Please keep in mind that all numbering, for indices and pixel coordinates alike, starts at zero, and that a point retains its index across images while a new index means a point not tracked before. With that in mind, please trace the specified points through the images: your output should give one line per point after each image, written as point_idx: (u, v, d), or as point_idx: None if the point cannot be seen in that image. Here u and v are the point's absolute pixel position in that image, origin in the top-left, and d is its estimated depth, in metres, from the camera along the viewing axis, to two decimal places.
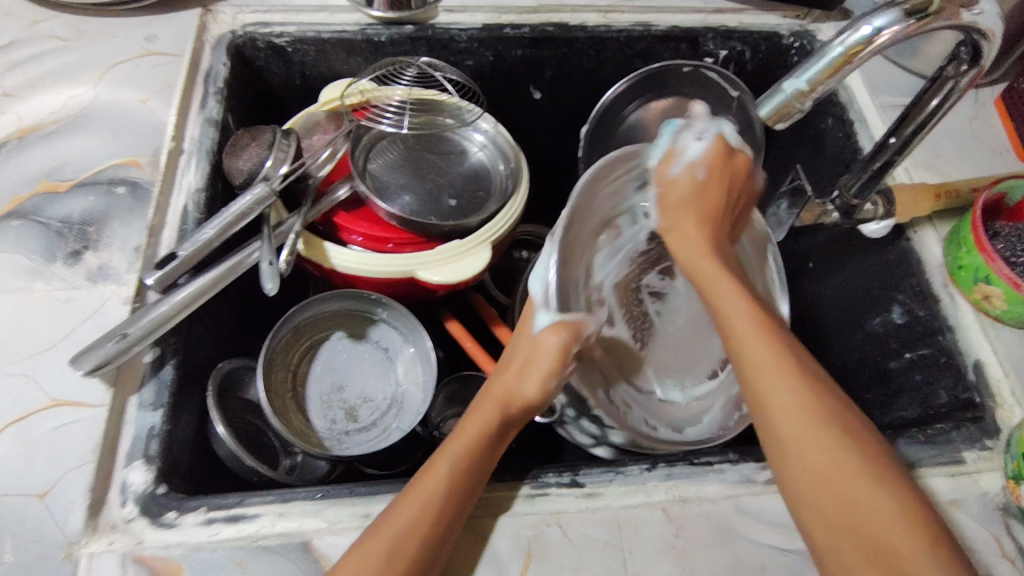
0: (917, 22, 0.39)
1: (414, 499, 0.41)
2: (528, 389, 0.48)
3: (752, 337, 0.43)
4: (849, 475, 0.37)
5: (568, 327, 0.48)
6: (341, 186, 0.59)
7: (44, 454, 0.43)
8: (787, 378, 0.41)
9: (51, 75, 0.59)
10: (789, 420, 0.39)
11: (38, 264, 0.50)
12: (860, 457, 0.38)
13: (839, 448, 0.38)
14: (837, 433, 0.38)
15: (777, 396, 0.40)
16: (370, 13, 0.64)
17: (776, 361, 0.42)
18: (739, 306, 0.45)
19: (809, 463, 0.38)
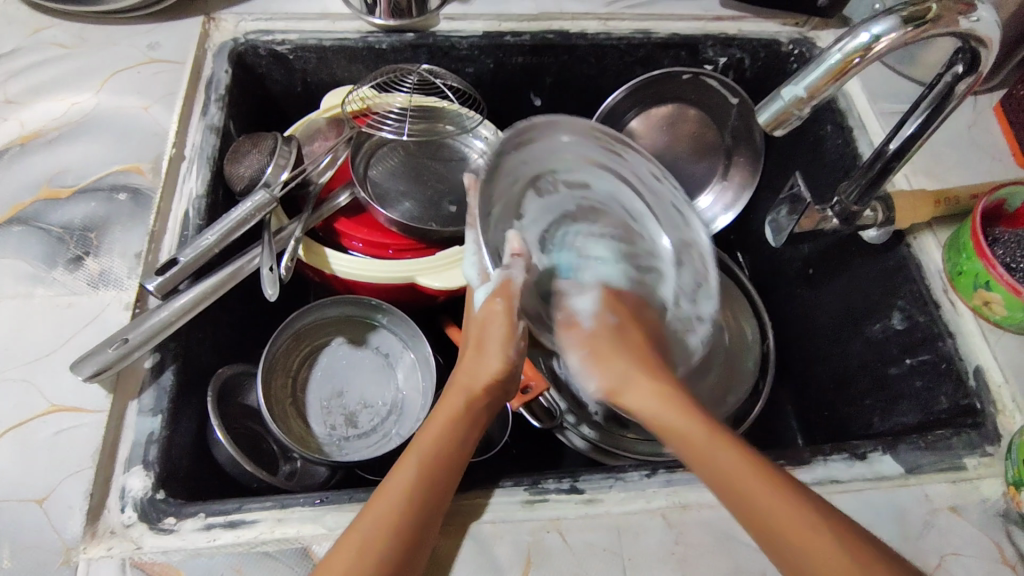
0: (914, 30, 0.40)
1: (384, 492, 0.41)
2: (488, 364, 0.45)
3: (704, 436, 0.38)
4: (823, 552, 0.34)
5: (501, 290, 0.43)
6: (341, 193, 0.60)
7: (44, 459, 0.43)
8: (762, 476, 0.36)
9: (54, 82, 0.59)
10: (754, 500, 0.36)
11: (39, 270, 0.50)
12: (829, 541, 0.34)
13: (817, 534, 0.34)
14: (811, 515, 0.35)
15: (737, 481, 0.36)
16: (371, 21, 0.65)
17: (738, 460, 0.37)
18: (645, 383, 0.41)
19: (801, 548, 0.34)
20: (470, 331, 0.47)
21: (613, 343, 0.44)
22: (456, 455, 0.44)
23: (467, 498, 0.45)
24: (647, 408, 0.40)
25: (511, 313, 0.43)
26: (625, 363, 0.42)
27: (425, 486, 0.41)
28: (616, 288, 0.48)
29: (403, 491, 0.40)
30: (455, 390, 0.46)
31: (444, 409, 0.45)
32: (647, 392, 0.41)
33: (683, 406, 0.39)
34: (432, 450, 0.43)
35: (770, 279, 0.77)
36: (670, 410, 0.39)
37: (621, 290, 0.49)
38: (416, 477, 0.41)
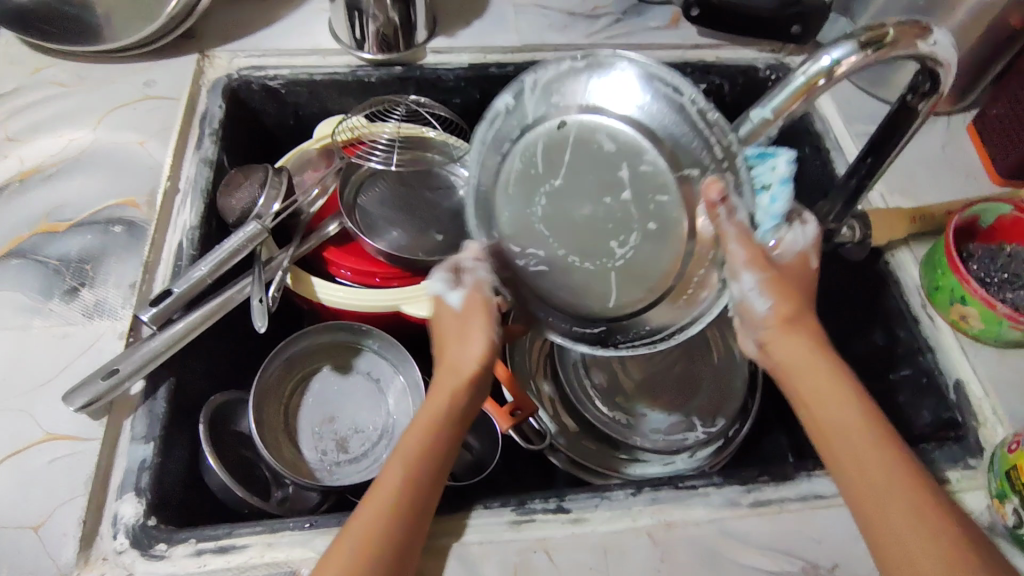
0: (872, 53, 0.42)
1: (371, 502, 0.41)
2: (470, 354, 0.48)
3: (878, 443, 0.39)
4: (927, 545, 0.36)
5: (474, 290, 0.49)
6: (331, 222, 0.61)
7: (38, 486, 0.44)
8: (898, 472, 0.38)
9: (54, 119, 0.61)
10: (871, 482, 0.38)
11: (36, 302, 0.51)
12: (945, 532, 0.36)
13: (929, 521, 0.36)
14: (914, 499, 0.37)
15: (853, 470, 0.39)
16: (360, 55, 0.67)
17: (882, 452, 0.39)
18: (821, 377, 0.42)
19: (897, 535, 0.37)
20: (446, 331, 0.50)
21: (814, 359, 0.43)
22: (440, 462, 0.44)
23: (455, 519, 0.45)
24: (812, 415, 0.42)
25: (489, 307, 0.49)
26: (801, 338, 0.44)
27: (407, 498, 0.41)
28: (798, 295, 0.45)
29: (390, 503, 0.41)
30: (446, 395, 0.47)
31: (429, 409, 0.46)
32: (828, 397, 0.42)
33: (841, 405, 0.41)
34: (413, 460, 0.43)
35: None
36: (856, 413, 0.41)
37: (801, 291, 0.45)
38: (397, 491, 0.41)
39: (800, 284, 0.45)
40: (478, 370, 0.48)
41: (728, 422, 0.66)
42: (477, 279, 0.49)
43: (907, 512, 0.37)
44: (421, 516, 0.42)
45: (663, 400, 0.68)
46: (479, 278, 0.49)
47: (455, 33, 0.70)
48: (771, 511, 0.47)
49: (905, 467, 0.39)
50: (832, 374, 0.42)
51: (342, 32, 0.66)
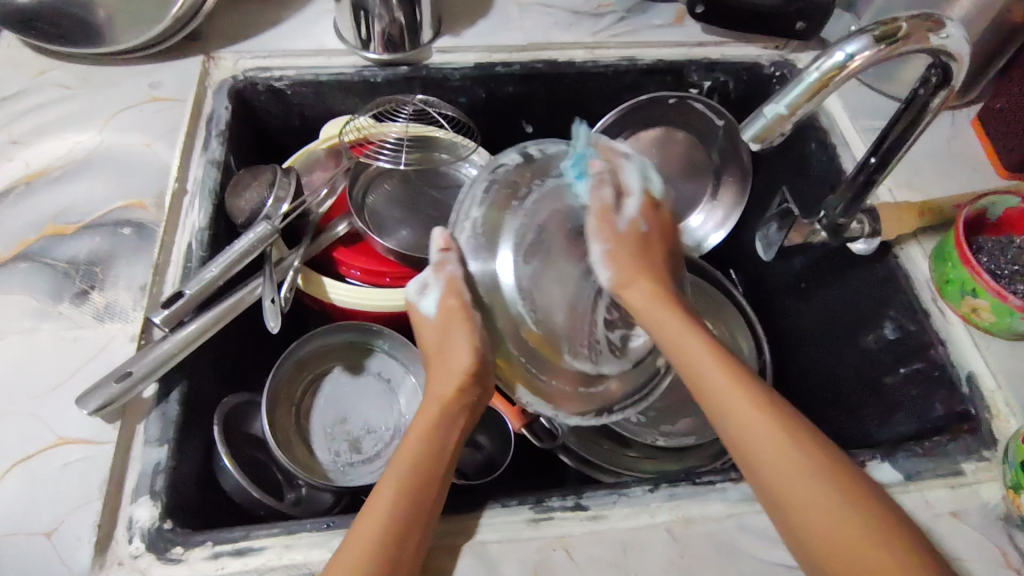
0: (887, 47, 0.42)
1: (367, 513, 0.41)
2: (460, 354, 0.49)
3: (755, 419, 0.43)
4: (838, 515, 0.39)
5: (449, 289, 0.49)
6: (340, 222, 0.61)
7: (51, 491, 0.43)
8: (803, 445, 0.41)
9: (58, 122, 0.61)
10: (786, 474, 0.41)
11: (45, 305, 0.51)
12: (858, 489, 0.40)
13: (840, 498, 0.39)
14: (845, 478, 0.40)
15: (773, 463, 0.41)
16: (366, 55, 0.66)
17: (782, 452, 0.41)
18: (693, 343, 0.47)
19: (801, 504, 0.40)
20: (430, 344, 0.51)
21: (704, 347, 0.47)
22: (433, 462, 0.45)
23: (474, 518, 0.45)
24: (733, 420, 0.43)
25: (466, 307, 0.49)
26: (640, 289, 0.49)
27: (404, 495, 0.42)
28: (641, 260, 0.51)
29: (389, 507, 0.41)
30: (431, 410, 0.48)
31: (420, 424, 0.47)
32: (738, 404, 0.44)
33: (746, 412, 0.43)
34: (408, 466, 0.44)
35: (764, 294, 0.78)
36: (733, 399, 0.44)
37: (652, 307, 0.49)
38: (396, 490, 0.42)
39: (648, 308, 0.49)
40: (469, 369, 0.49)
41: None
42: (450, 274, 0.49)
43: (835, 506, 0.39)
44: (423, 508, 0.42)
45: (673, 396, 0.69)
46: (449, 272, 0.49)
47: (460, 33, 0.70)
48: None
49: (838, 466, 0.41)
50: (732, 375, 0.45)
51: (348, 32, 0.66)
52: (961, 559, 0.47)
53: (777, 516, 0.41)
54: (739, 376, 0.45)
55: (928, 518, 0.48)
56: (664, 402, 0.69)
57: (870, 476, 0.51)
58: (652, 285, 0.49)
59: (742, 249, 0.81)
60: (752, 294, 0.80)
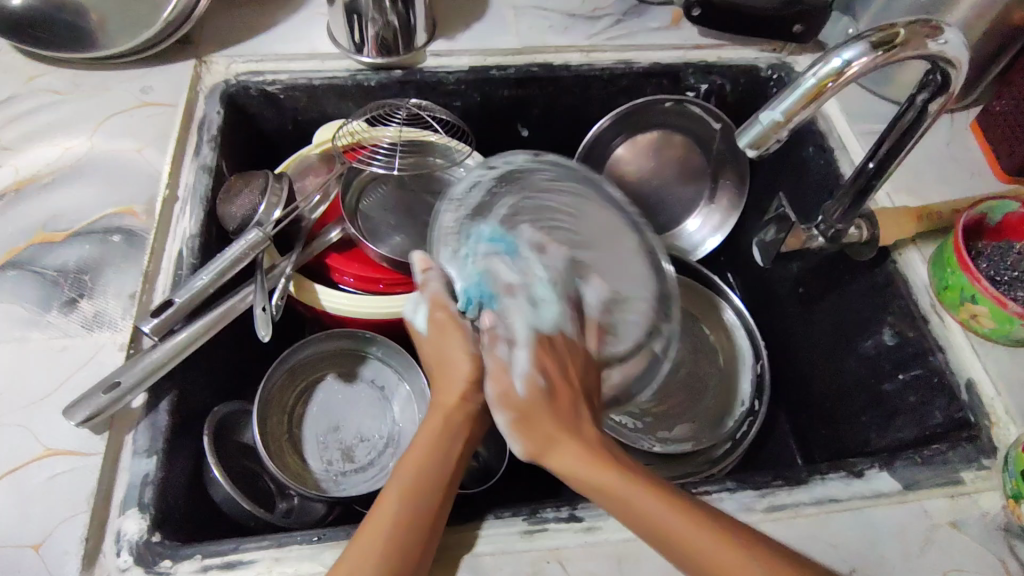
0: (884, 53, 0.41)
1: (375, 516, 0.41)
2: (459, 363, 0.49)
3: (593, 473, 0.41)
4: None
5: (436, 301, 0.51)
6: (333, 228, 0.60)
7: (38, 503, 0.43)
8: (694, 529, 0.39)
9: (48, 127, 0.60)
10: (692, 541, 0.38)
11: (34, 313, 0.50)
12: (764, 552, 0.37)
13: (740, 557, 0.37)
14: (750, 559, 0.37)
15: (636, 509, 0.40)
16: (360, 59, 0.66)
17: (653, 494, 0.40)
18: (575, 463, 0.42)
19: (729, 571, 0.37)
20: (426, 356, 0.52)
21: (561, 428, 0.43)
22: (441, 474, 0.44)
23: (468, 529, 0.44)
24: (613, 503, 0.41)
25: (454, 318, 0.50)
26: (569, 449, 0.42)
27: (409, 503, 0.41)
28: (558, 404, 0.43)
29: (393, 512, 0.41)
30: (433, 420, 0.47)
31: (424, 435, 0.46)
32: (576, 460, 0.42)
33: (617, 482, 0.41)
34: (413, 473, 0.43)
35: (762, 299, 0.78)
36: (619, 484, 0.41)
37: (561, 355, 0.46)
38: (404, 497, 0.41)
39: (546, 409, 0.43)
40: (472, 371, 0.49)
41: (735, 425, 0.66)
42: (433, 290, 0.51)
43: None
44: (427, 516, 0.41)
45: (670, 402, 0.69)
46: (433, 289, 0.51)
47: (455, 36, 0.70)
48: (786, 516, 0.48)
49: (723, 527, 0.39)
50: (626, 477, 0.41)
51: (341, 36, 0.66)
52: (960, 570, 0.46)
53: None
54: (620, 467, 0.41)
55: (927, 528, 0.48)
56: (660, 406, 0.69)
57: (869, 486, 0.50)
58: (566, 430, 0.43)
59: (740, 254, 0.81)
60: (750, 298, 0.80)
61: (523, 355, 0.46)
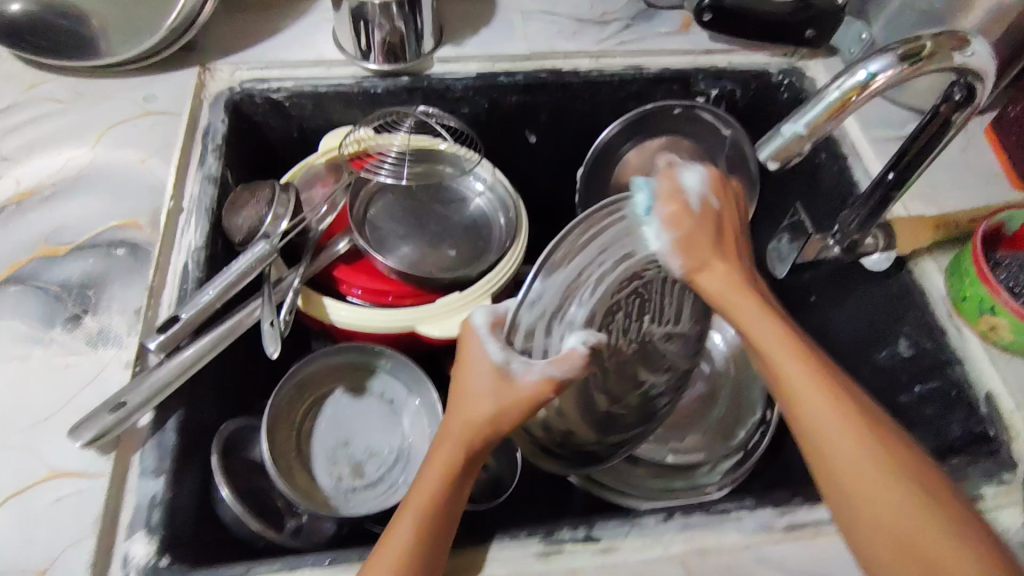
0: (910, 66, 0.41)
1: (387, 545, 0.40)
2: (483, 403, 0.43)
3: (798, 371, 0.42)
4: (891, 504, 0.36)
5: (558, 362, 0.43)
6: (341, 240, 0.60)
7: (44, 527, 0.42)
8: (853, 432, 0.39)
9: (50, 137, 0.59)
10: (829, 434, 0.39)
11: (37, 330, 0.49)
12: (931, 483, 0.37)
13: (926, 510, 0.35)
14: (902, 471, 0.37)
15: (803, 400, 0.41)
16: (367, 66, 0.65)
17: (813, 394, 0.40)
18: (750, 308, 0.45)
19: (872, 494, 0.37)
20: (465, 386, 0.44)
21: (737, 287, 0.46)
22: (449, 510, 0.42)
23: (483, 551, 0.44)
24: (748, 331, 0.45)
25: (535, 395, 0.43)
26: (714, 273, 0.46)
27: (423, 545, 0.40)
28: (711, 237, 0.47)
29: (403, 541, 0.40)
30: (445, 451, 0.44)
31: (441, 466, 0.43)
32: (766, 326, 0.44)
33: (788, 351, 0.43)
34: (429, 514, 0.41)
35: None
36: (794, 365, 0.42)
37: (704, 230, 0.47)
38: (411, 544, 0.40)
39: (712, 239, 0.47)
40: (493, 416, 0.43)
41: (748, 435, 0.66)
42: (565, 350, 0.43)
43: (907, 500, 0.36)
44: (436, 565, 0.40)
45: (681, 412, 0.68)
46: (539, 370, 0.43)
47: (463, 42, 0.69)
48: (805, 536, 0.45)
49: (845, 403, 0.40)
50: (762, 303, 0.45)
51: (347, 42, 0.65)
52: None
53: (852, 530, 0.38)
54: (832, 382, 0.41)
55: None
56: (672, 417, 0.69)
57: None
58: (727, 261, 0.47)
59: (749, 259, 0.80)
60: None
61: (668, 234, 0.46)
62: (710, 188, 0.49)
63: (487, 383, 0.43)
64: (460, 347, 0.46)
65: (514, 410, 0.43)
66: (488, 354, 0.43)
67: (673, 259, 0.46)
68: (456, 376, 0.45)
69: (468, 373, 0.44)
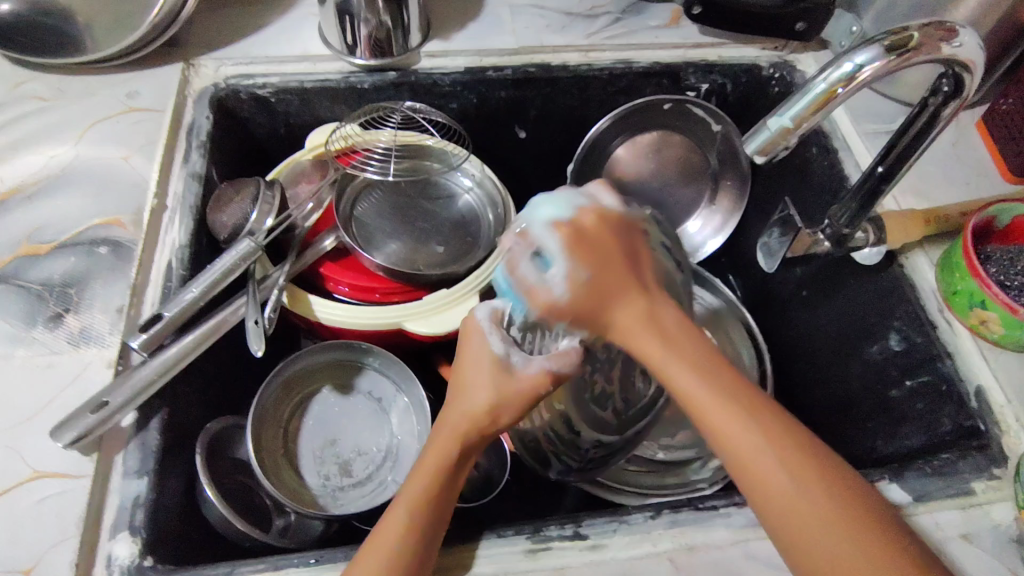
0: (898, 58, 0.40)
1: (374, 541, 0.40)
2: (478, 396, 0.43)
3: (748, 447, 0.32)
4: (823, 529, 0.31)
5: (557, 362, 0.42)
6: (327, 236, 0.59)
7: (26, 529, 0.41)
8: (761, 448, 0.32)
9: (32, 135, 0.58)
10: (745, 459, 0.32)
11: (18, 330, 0.49)
12: (857, 515, 0.31)
13: (838, 534, 0.31)
14: (815, 479, 0.32)
15: (709, 413, 0.33)
16: (353, 61, 0.64)
17: (748, 414, 0.33)
18: (688, 344, 0.35)
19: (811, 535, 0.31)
20: (464, 379, 0.44)
21: (643, 317, 0.36)
22: (441, 503, 0.42)
23: (469, 550, 0.43)
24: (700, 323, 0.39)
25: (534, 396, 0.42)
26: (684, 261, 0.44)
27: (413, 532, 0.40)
28: (619, 259, 0.37)
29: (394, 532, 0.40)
30: (445, 440, 0.43)
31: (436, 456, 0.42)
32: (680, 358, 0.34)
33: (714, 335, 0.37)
34: (422, 500, 0.41)
35: (763, 302, 0.77)
36: (702, 388, 0.33)
37: (605, 247, 0.38)
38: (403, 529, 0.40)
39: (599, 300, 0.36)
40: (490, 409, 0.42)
41: None
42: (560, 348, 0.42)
43: (832, 518, 0.31)
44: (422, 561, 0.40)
45: None
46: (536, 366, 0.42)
47: (450, 36, 0.68)
48: None
49: (750, 405, 0.33)
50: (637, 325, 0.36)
51: (333, 37, 0.64)
52: None
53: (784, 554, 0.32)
54: (718, 374, 0.34)
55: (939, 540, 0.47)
56: None
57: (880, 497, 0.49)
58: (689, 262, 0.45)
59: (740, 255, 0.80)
60: (750, 300, 0.79)
61: (553, 237, 0.39)
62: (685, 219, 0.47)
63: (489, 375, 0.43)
64: (464, 342, 0.46)
65: (512, 404, 0.42)
66: (490, 347, 0.44)
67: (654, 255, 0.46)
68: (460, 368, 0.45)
69: (471, 368, 0.44)
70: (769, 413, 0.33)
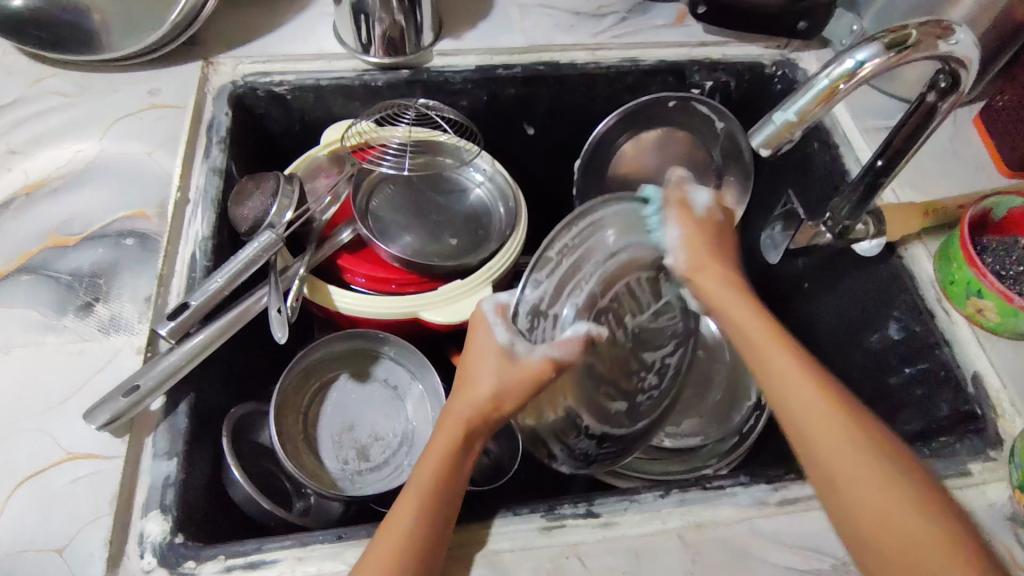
0: (896, 55, 0.42)
1: (389, 528, 0.41)
2: (485, 386, 0.45)
3: (819, 427, 0.41)
4: (876, 500, 0.38)
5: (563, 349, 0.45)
6: (345, 229, 0.61)
7: (62, 507, 0.43)
8: (836, 435, 0.40)
9: (57, 130, 0.60)
10: (835, 456, 0.40)
11: (49, 318, 0.51)
12: (922, 503, 0.37)
13: (910, 517, 0.37)
14: (899, 487, 0.38)
15: (810, 421, 0.42)
16: (367, 59, 0.66)
17: (825, 422, 0.41)
18: (783, 363, 0.44)
19: (859, 505, 0.39)
20: (468, 371, 0.46)
21: (735, 295, 0.49)
22: (452, 489, 0.43)
23: (487, 527, 0.45)
24: (733, 321, 0.48)
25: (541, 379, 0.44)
26: (711, 275, 0.50)
27: (427, 519, 0.41)
28: (725, 245, 0.53)
29: (409, 523, 0.41)
30: (451, 429, 0.45)
31: (444, 443, 0.45)
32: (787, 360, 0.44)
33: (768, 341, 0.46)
34: (432, 487, 0.43)
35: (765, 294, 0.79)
36: (800, 375, 0.43)
37: (720, 239, 0.53)
38: (416, 515, 0.41)
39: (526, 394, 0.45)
40: (495, 398, 0.45)
41: (743, 419, 0.67)
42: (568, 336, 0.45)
43: (905, 517, 0.37)
44: (436, 549, 0.41)
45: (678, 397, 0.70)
46: (541, 352, 0.44)
47: (461, 35, 0.70)
48: (798, 510, 0.47)
49: (840, 408, 0.41)
50: (765, 319, 0.48)
51: (348, 36, 0.66)
52: None
53: (848, 535, 0.39)
54: (814, 371, 0.44)
55: None
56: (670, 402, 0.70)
57: None
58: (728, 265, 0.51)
59: (744, 249, 0.81)
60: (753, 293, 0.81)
61: (674, 231, 0.51)
62: (716, 202, 0.54)
63: (495, 365, 0.44)
64: (468, 334, 0.47)
65: (516, 390, 0.44)
66: (495, 338, 0.45)
67: (677, 254, 0.51)
68: (464, 358, 0.47)
69: (476, 358, 0.46)
70: (852, 415, 0.41)
